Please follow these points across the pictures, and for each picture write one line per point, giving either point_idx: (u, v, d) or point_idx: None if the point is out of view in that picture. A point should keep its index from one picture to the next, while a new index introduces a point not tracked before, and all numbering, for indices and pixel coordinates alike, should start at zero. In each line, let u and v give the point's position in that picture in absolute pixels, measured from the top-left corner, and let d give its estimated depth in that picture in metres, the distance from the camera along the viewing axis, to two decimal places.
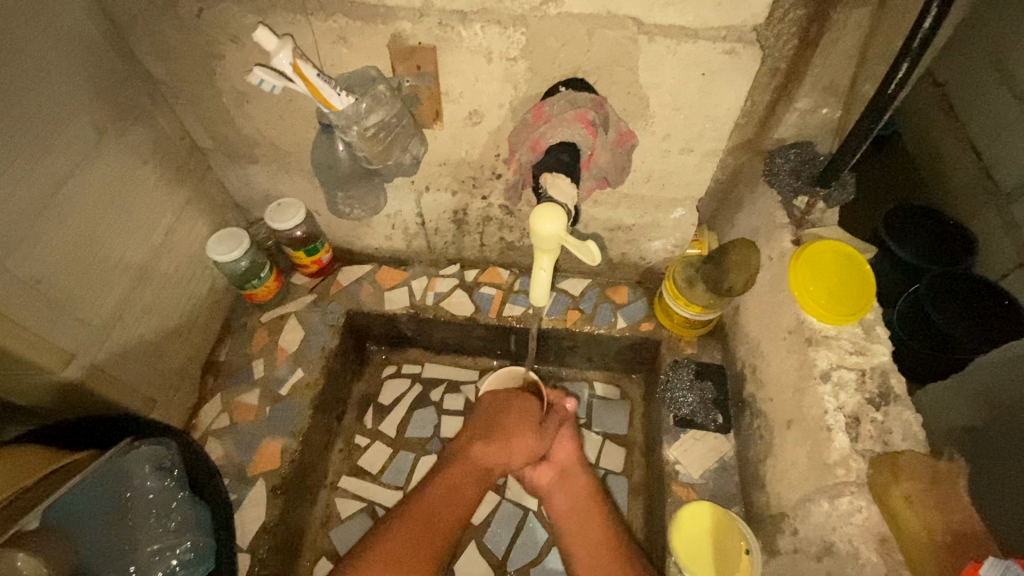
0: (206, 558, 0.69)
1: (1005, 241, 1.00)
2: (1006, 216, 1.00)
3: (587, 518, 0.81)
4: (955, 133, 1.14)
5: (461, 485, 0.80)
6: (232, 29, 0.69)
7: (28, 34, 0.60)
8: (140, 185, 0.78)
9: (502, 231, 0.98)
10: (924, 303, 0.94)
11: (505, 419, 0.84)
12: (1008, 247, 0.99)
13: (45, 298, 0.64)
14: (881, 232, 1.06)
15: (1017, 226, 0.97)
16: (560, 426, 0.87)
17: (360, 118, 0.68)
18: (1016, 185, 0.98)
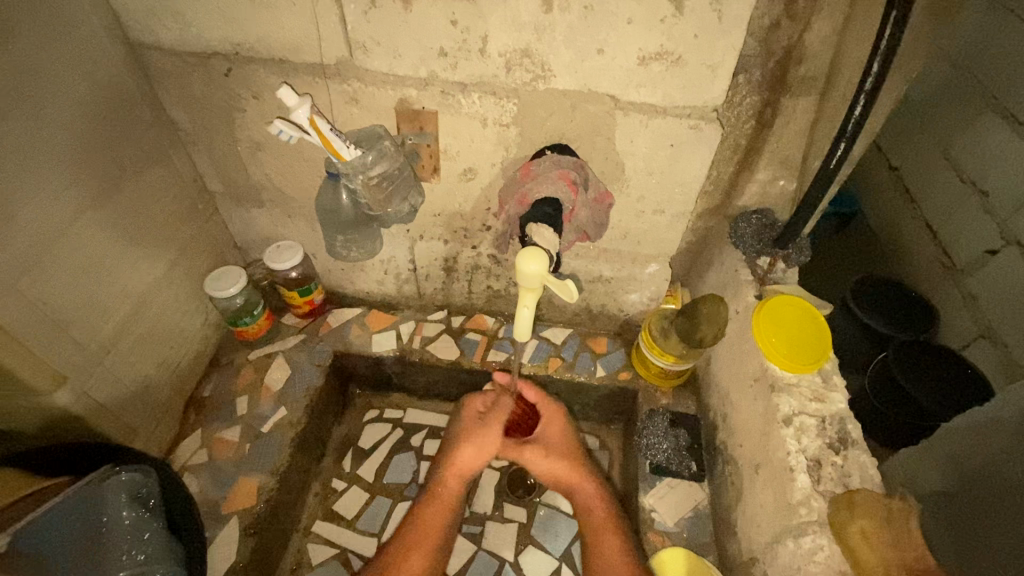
0: None
1: (964, 314, 1.38)
2: (963, 290, 1.39)
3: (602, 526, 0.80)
4: (913, 217, 1.60)
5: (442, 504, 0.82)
6: (254, 86, 0.77)
7: (75, 83, 0.67)
8: (153, 221, 0.83)
9: (489, 279, 1.04)
10: (897, 376, 1.20)
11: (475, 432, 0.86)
12: (971, 326, 1.36)
13: (51, 319, 0.67)
14: (849, 301, 1.41)
15: (972, 300, 1.36)
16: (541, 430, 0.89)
17: (365, 168, 0.75)
18: (968, 261, 1.38)
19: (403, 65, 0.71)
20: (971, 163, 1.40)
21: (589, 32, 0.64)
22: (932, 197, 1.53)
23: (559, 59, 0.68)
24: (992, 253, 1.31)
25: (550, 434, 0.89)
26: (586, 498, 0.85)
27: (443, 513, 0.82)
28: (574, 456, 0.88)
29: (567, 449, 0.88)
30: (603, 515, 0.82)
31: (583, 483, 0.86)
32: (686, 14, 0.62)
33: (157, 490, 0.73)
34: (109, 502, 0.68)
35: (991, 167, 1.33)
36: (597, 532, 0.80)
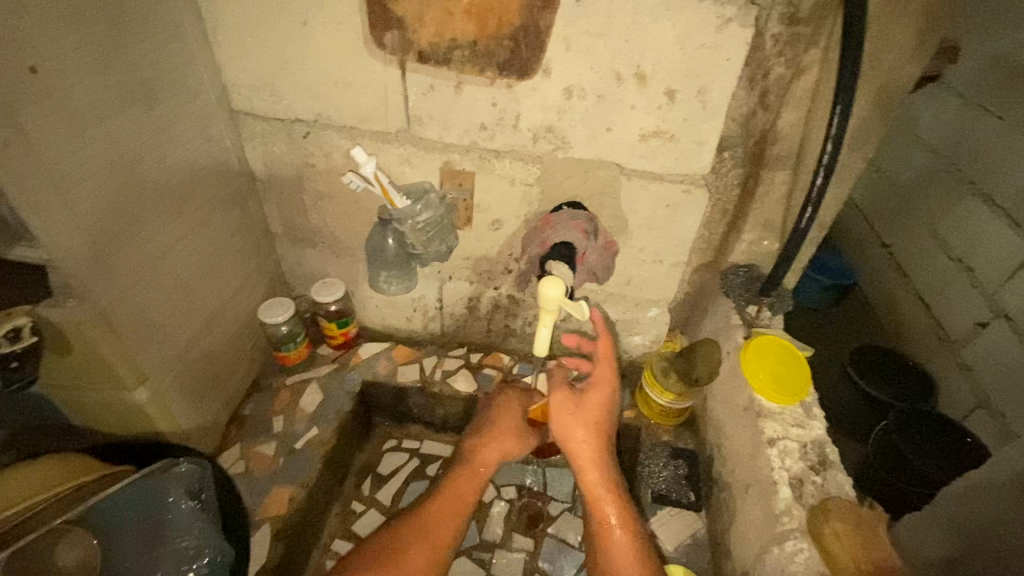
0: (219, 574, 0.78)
1: (960, 383, 1.47)
2: (959, 360, 1.49)
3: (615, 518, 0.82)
4: (907, 288, 1.74)
5: (467, 481, 0.89)
6: (326, 146, 0.94)
7: (191, 140, 0.85)
8: (228, 253, 0.98)
9: (508, 319, 1.16)
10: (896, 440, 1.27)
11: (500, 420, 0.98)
12: (969, 395, 1.44)
13: (146, 323, 0.80)
14: (852, 372, 1.49)
15: (968, 368, 1.45)
16: (584, 402, 0.89)
17: (414, 216, 0.91)
18: (961, 333, 1.49)
19: (450, 135, 0.88)
20: (955, 246, 1.55)
21: (601, 113, 0.81)
22: (923, 272, 1.68)
23: (576, 134, 0.84)
24: (982, 325, 1.42)
25: (589, 411, 0.88)
26: (599, 487, 0.84)
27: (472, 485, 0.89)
28: (601, 440, 0.87)
29: (601, 428, 0.88)
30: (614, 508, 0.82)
31: (602, 469, 0.86)
32: (677, 102, 0.79)
33: (209, 484, 0.83)
34: (170, 490, 0.78)
35: (975, 250, 1.48)
36: (607, 524, 0.82)
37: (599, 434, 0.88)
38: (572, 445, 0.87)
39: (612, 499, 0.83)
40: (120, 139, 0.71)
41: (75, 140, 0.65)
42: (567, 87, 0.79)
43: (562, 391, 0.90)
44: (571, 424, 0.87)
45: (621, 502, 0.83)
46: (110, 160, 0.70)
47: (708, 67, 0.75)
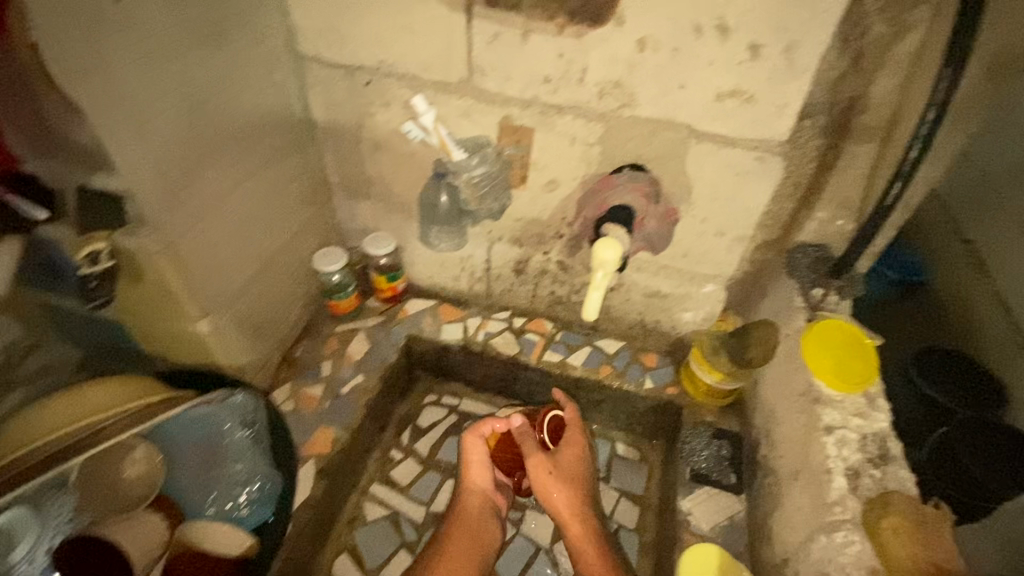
0: (266, 501, 0.81)
1: None
2: None
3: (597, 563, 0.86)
4: None
5: (468, 525, 0.91)
6: (387, 95, 0.93)
7: (258, 80, 0.86)
8: (286, 198, 1.00)
9: (554, 285, 1.14)
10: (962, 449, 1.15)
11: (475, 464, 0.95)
12: None
13: (209, 258, 0.83)
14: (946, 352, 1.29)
15: None
16: (562, 449, 0.94)
17: (471, 170, 0.90)
18: None
19: (512, 87, 0.85)
20: None
21: (674, 70, 0.76)
22: None
23: (646, 91, 0.80)
24: None
25: (565, 459, 0.92)
26: (581, 539, 0.89)
27: (473, 538, 0.90)
28: (579, 496, 0.91)
29: (577, 486, 0.91)
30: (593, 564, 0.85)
31: (577, 519, 0.90)
32: (761, 59, 0.72)
33: (263, 416, 0.86)
34: (228, 417, 0.82)
35: None
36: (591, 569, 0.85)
37: (577, 484, 0.91)
38: (550, 506, 0.90)
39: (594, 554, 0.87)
40: (194, 76, 0.73)
41: (150, 75, 0.67)
42: (640, 39, 0.75)
43: (535, 450, 0.92)
44: (548, 478, 0.90)
45: (596, 547, 0.88)
46: (184, 95, 0.72)
47: (801, 20, 0.68)
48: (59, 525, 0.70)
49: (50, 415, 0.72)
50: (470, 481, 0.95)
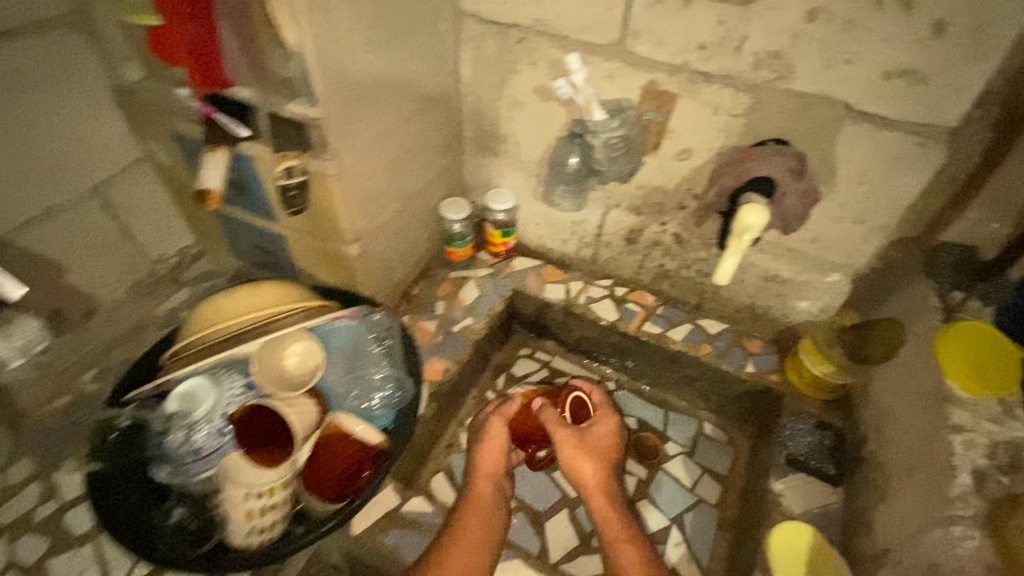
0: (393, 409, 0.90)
1: None
2: None
3: (624, 540, 0.86)
4: None
5: (483, 505, 0.89)
6: (535, 54, 0.98)
7: (426, 30, 0.94)
8: (428, 145, 1.08)
9: (664, 258, 1.16)
10: None
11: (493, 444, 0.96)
12: None
13: (368, 189, 0.93)
14: None
15: None
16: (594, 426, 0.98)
17: (609, 130, 0.93)
18: None
19: (664, 52, 0.87)
20: None
21: (841, 44, 0.75)
22: None
23: (806, 64, 0.79)
24: None
25: (596, 437, 0.96)
26: (608, 515, 0.90)
27: (488, 514, 0.88)
28: (605, 469, 0.94)
29: (603, 458, 0.95)
30: (617, 534, 0.86)
31: (604, 495, 0.92)
32: (945, 38, 0.69)
33: (394, 335, 0.97)
34: (366, 329, 0.94)
35: None
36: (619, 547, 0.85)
37: (606, 459, 0.95)
38: (575, 474, 0.93)
39: (617, 523, 0.88)
40: (384, 20, 0.83)
41: (358, 15, 0.77)
42: (811, 9, 0.74)
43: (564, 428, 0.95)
44: (579, 448, 0.94)
45: (623, 525, 0.88)
46: (376, 37, 0.82)
47: None
48: (231, 395, 0.80)
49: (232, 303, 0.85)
50: (486, 459, 0.95)
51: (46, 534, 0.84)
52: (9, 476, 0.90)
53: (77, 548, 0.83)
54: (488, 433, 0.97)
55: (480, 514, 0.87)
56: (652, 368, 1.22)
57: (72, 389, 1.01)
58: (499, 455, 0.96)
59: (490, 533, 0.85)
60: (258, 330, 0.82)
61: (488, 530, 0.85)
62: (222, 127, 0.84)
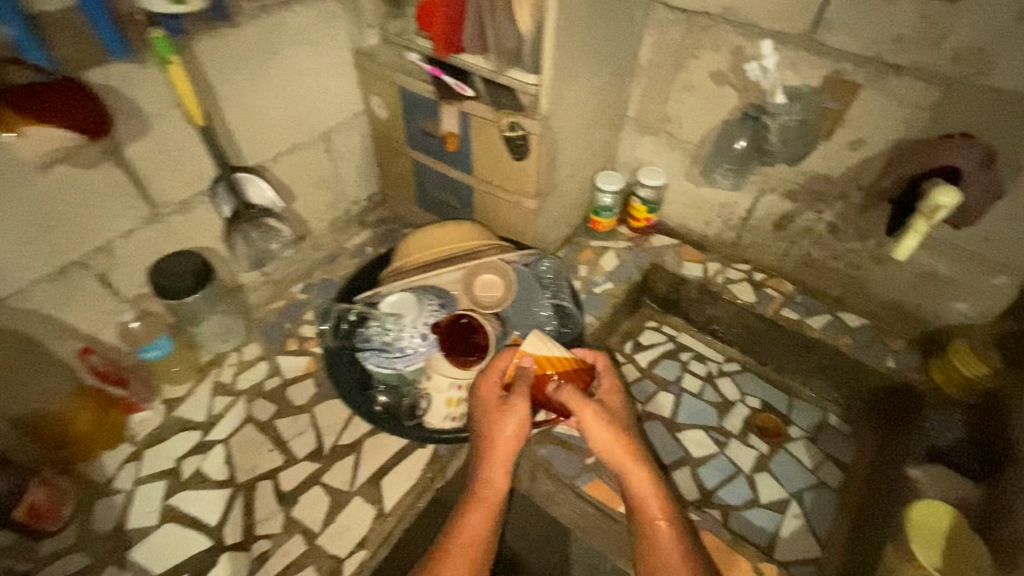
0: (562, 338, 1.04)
1: None
2: None
3: (651, 513, 0.80)
4: None
5: (484, 504, 0.79)
6: (720, 41, 1.05)
7: (626, 16, 1.05)
8: (602, 120, 1.20)
9: (812, 247, 1.21)
10: None
11: (495, 418, 0.81)
12: None
13: (555, 153, 1.06)
14: None
15: None
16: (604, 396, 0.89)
17: (789, 114, 0.99)
18: None
19: (856, 43, 0.92)
20: None
21: None
22: None
23: (1012, 60, 0.81)
24: None
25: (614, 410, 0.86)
26: (637, 485, 0.81)
27: (492, 505, 0.79)
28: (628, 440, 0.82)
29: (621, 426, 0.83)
30: (651, 502, 0.80)
31: (630, 470, 0.81)
32: None
33: (560, 281, 1.12)
34: (539, 273, 1.11)
35: None
36: (650, 520, 0.79)
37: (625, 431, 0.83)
38: (594, 448, 0.82)
39: (656, 491, 0.81)
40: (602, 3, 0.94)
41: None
42: None
43: (582, 404, 0.81)
44: (598, 416, 0.81)
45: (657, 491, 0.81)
46: (594, 18, 0.94)
47: None
48: (432, 309, 0.96)
49: (439, 236, 1.02)
50: (489, 439, 0.81)
51: (273, 401, 1.05)
52: (245, 355, 1.13)
53: (297, 415, 1.03)
54: (501, 404, 0.82)
55: (484, 500, 0.79)
56: (782, 355, 1.29)
57: (286, 295, 1.23)
58: (514, 440, 0.81)
59: (491, 526, 0.78)
60: (466, 254, 0.99)
61: (495, 514, 0.79)
62: (448, 87, 1.00)
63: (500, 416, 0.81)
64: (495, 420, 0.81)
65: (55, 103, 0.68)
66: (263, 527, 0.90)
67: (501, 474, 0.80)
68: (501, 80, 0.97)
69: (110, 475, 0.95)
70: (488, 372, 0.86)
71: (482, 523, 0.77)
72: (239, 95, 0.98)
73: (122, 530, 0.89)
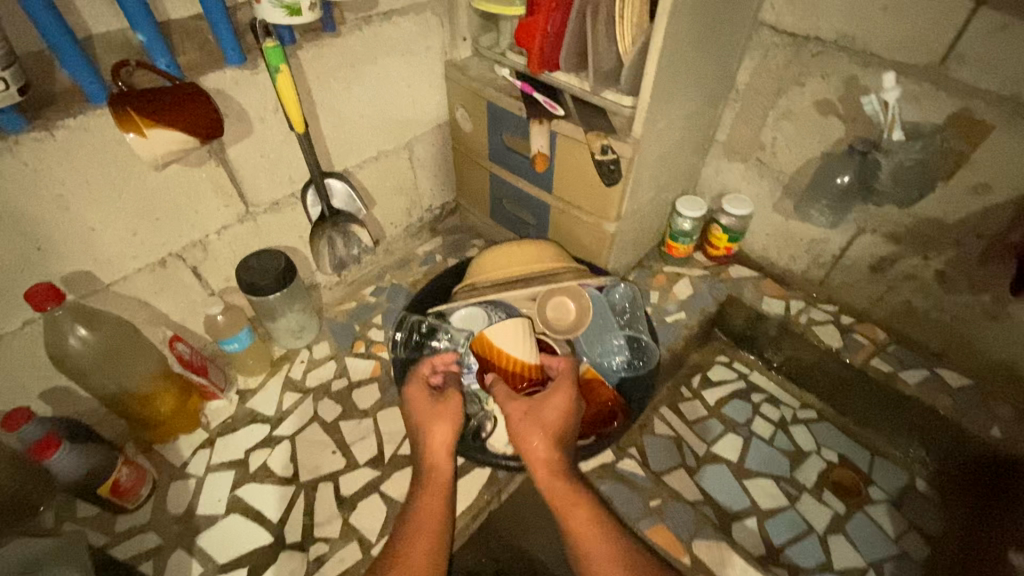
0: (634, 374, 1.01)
1: None
2: None
3: (573, 512, 0.71)
4: None
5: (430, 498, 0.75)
6: (830, 69, 0.98)
7: (730, 39, 1.00)
8: (690, 144, 1.15)
9: (913, 294, 1.11)
10: None
11: (438, 413, 0.79)
12: None
13: (641, 177, 1.02)
14: None
15: None
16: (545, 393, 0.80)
17: (905, 153, 0.91)
18: None
19: (994, 79, 0.83)
20: None
21: None
22: None
23: None
24: None
25: (545, 407, 0.78)
26: (557, 485, 0.73)
27: (439, 496, 0.75)
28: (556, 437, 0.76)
29: (552, 424, 0.76)
30: (572, 483, 0.73)
31: (549, 465, 0.74)
32: None
33: (633, 311, 1.09)
34: (613, 301, 1.08)
35: None
36: (569, 519, 0.70)
37: (554, 427, 0.76)
38: (521, 446, 0.76)
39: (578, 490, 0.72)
40: (708, 26, 0.90)
41: (695, 19, 0.85)
42: None
43: (511, 400, 0.79)
44: (526, 414, 0.77)
45: (576, 489, 0.72)
46: (698, 41, 0.89)
47: None
48: None
49: (517, 255, 1.01)
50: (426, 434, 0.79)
51: (339, 402, 1.07)
52: (315, 353, 1.16)
53: (360, 419, 1.05)
54: (431, 400, 0.81)
55: (433, 489, 0.76)
56: (866, 408, 1.18)
57: (358, 296, 1.26)
58: (451, 426, 0.79)
59: (436, 518, 0.73)
60: (545, 277, 0.97)
61: (451, 493, 0.76)
62: (538, 105, 0.99)
63: (434, 406, 0.80)
64: (432, 416, 0.79)
65: (176, 108, 0.71)
66: (322, 529, 0.91)
67: (444, 461, 0.78)
68: (592, 100, 0.96)
69: (185, 459, 0.99)
70: (419, 369, 0.86)
71: (425, 514, 0.73)
72: (334, 103, 1.00)
73: (191, 515, 0.93)
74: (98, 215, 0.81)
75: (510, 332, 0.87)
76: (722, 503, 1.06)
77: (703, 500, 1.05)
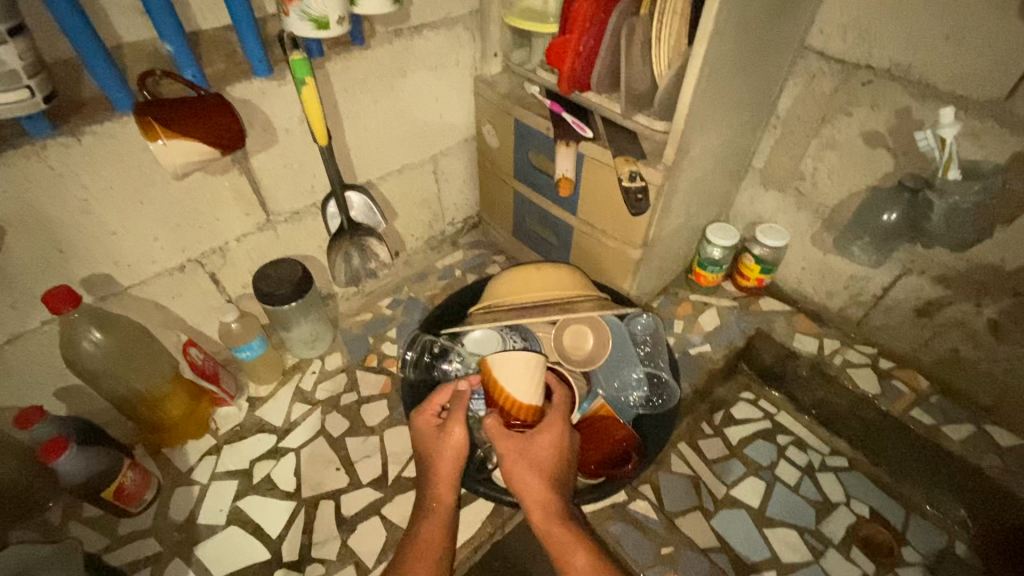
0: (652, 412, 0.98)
1: None
2: None
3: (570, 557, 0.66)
4: None
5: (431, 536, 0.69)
6: (882, 99, 0.92)
7: (774, 64, 0.95)
8: (726, 171, 1.10)
9: (962, 343, 1.03)
10: None
11: (442, 446, 0.75)
12: None
13: (671, 205, 0.98)
14: None
15: None
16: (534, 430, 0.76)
17: (962, 194, 0.84)
18: None
19: None
20: None
21: None
22: None
23: None
24: None
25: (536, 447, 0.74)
26: (552, 528, 0.69)
27: (443, 529, 0.70)
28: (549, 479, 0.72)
29: (544, 466, 0.73)
30: (575, 526, 0.69)
31: (542, 508, 0.70)
32: None
33: (655, 344, 1.05)
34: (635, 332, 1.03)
35: None
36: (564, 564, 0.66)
37: (547, 468, 0.73)
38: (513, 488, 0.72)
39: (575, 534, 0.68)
40: (751, 50, 0.85)
41: (737, 44, 0.80)
42: None
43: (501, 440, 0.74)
44: (517, 454, 0.73)
45: (571, 533, 0.68)
46: (739, 66, 0.85)
47: None
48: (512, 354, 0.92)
49: (536, 279, 0.98)
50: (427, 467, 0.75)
51: (347, 417, 1.05)
52: (327, 364, 1.14)
53: (367, 436, 1.03)
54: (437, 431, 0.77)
55: (433, 526, 0.71)
56: (899, 460, 1.10)
57: (374, 308, 1.25)
58: (459, 462, 0.75)
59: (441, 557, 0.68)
60: (558, 306, 0.93)
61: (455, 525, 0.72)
62: (567, 125, 0.95)
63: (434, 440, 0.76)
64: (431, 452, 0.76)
65: (198, 118, 0.70)
66: (320, 549, 0.89)
67: (448, 491, 0.73)
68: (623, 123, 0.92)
69: (191, 464, 0.99)
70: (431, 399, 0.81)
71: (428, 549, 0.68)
72: (361, 116, 0.99)
73: (192, 523, 0.92)
74: (121, 221, 0.81)
75: (517, 365, 0.77)
76: (737, 552, 0.98)
77: (718, 546, 0.98)
